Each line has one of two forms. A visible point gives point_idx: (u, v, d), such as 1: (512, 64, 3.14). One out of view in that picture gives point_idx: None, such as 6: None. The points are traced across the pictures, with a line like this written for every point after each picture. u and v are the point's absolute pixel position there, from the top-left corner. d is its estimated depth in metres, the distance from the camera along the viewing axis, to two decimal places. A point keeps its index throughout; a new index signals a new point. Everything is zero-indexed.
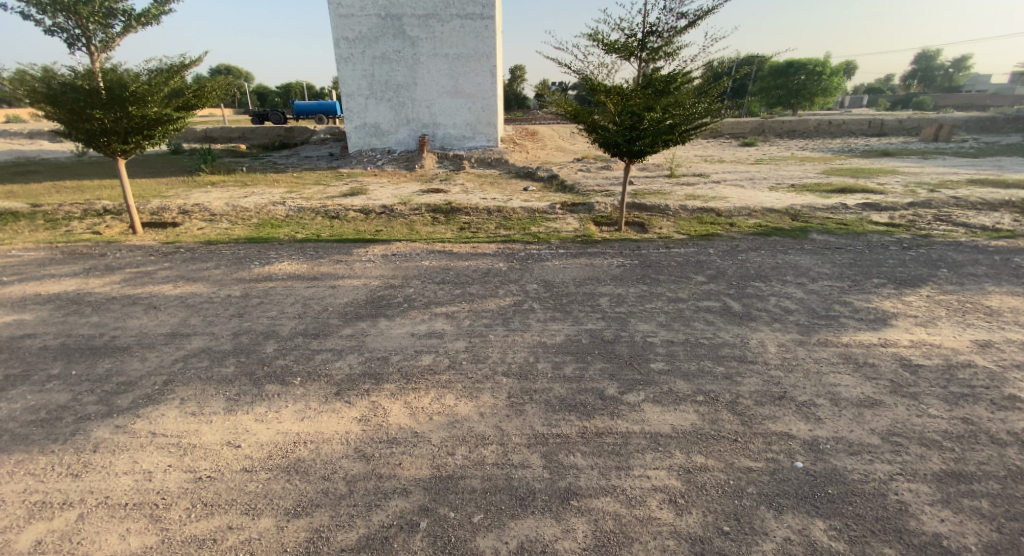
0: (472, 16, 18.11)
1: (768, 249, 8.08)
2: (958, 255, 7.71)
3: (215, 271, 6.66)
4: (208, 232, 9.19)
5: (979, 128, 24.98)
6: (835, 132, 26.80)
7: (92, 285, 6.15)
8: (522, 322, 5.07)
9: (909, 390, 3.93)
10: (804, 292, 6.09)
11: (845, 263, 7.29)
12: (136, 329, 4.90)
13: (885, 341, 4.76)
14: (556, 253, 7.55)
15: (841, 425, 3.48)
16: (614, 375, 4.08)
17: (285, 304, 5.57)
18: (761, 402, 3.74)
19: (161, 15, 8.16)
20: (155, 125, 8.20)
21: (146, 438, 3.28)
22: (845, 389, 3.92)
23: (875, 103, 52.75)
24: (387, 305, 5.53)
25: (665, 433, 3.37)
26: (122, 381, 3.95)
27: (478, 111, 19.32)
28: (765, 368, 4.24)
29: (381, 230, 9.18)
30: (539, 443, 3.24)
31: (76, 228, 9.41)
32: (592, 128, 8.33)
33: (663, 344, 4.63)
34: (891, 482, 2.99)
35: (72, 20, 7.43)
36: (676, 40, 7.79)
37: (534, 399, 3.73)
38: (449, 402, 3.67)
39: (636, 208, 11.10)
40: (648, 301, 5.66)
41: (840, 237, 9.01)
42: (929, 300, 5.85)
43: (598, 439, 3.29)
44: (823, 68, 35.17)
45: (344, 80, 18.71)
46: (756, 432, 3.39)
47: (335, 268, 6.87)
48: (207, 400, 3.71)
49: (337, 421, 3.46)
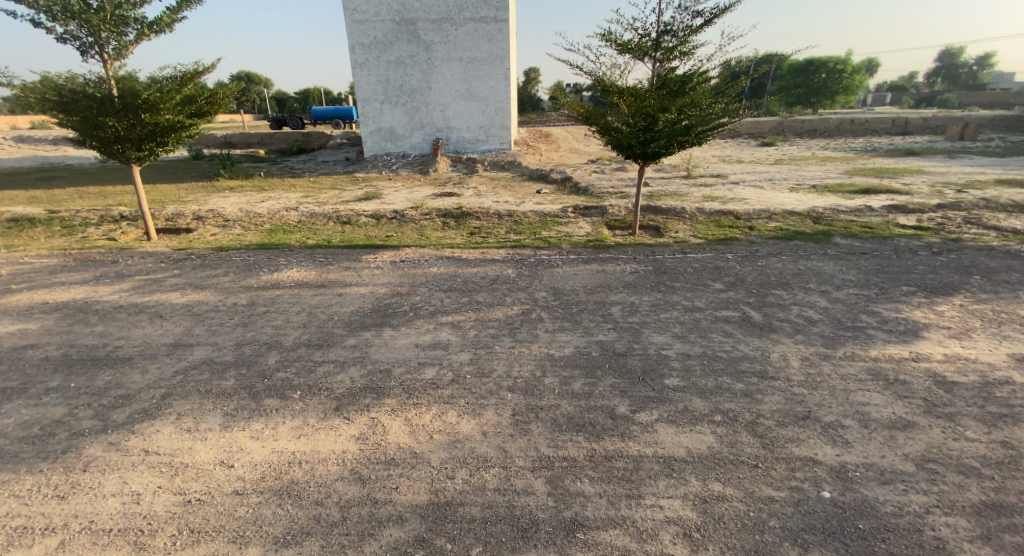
0: (486, 19, 18.00)
1: (789, 254, 7.76)
2: (992, 261, 7.31)
3: (224, 278, 6.62)
4: (220, 237, 9.21)
5: (1010, 126, 24.06)
6: (856, 131, 26.10)
7: (101, 293, 6.14)
8: (530, 332, 4.90)
9: (944, 410, 3.64)
10: (828, 301, 5.80)
11: (871, 270, 6.96)
12: (140, 339, 4.85)
13: (916, 355, 4.47)
14: (567, 259, 7.36)
15: (871, 449, 3.23)
16: (625, 391, 3.87)
17: (290, 312, 5.48)
18: (784, 422, 3.51)
19: (173, 23, 8.20)
20: (168, 132, 8.22)
21: (138, 456, 3.20)
22: (874, 409, 3.65)
23: (895, 103, 51.32)
24: (393, 314, 5.40)
25: (680, 457, 3.16)
26: (120, 395, 3.89)
27: (491, 114, 19.21)
28: (788, 385, 3.99)
29: (391, 235, 9.10)
30: (544, 467, 3.06)
31: (91, 234, 9.52)
32: (605, 130, 8.13)
33: (678, 358, 4.41)
34: (927, 515, 2.73)
35: (84, 29, 7.49)
36: (692, 39, 7.55)
37: (541, 417, 3.55)
38: (451, 419, 3.51)
39: (651, 211, 10.83)
40: (663, 311, 5.43)
41: (865, 241, 8.64)
42: (963, 310, 5.51)
43: (607, 463, 3.10)
44: (843, 66, 34.46)
45: (359, 84, 18.79)
46: (778, 457, 3.16)
47: (343, 275, 6.79)
48: (203, 415, 3.61)
49: (336, 439, 3.32)
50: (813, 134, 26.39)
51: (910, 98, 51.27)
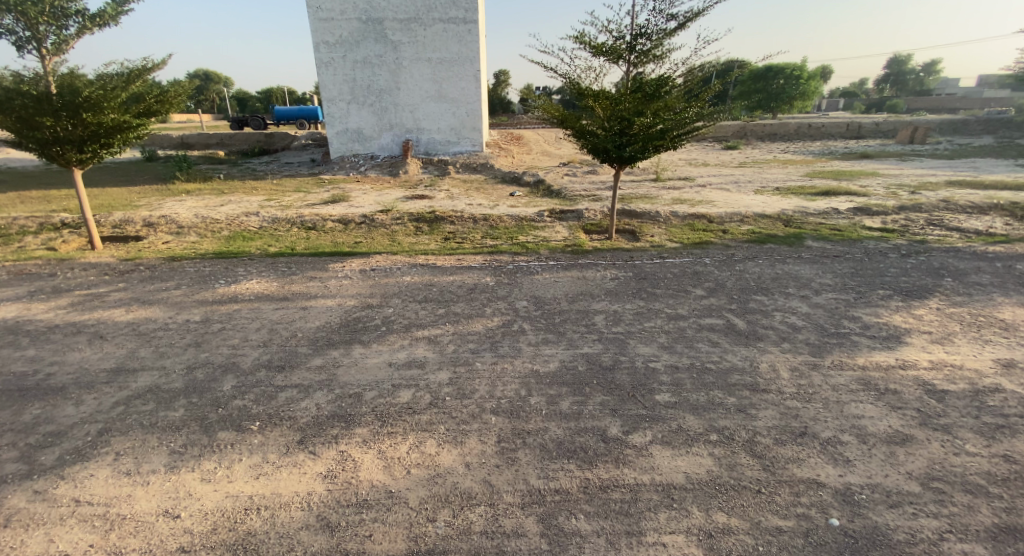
0: (454, 20, 17.68)
1: (767, 258, 7.73)
2: (959, 262, 7.44)
3: (175, 292, 6.11)
4: (173, 246, 8.59)
5: (956, 130, 25.25)
6: (815, 134, 26.94)
7: (35, 311, 5.55)
8: (512, 346, 4.61)
9: (940, 421, 3.56)
10: (809, 306, 5.73)
11: (847, 273, 6.98)
12: (76, 365, 4.33)
13: (903, 363, 4.40)
14: (546, 265, 7.11)
15: (873, 468, 3.09)
16: (616, 409, 3.64)
17: (249, 330, 5.04)
18: (781, 440, 3.34)
19: (119, 15, 7.58)
20: (114, 133, 7.57)
21: (67, 508, 2.77)
22: (870, 423, 3.53)
23: (849, 107, 53.69)
24: (363, 329, 5.02)
25: (679, 484, 2.94)
26: (49, 432, 3.41)
27: (461, 116, 18.85)
28: (780, 398, 3.83)
29: (361, 242, 8.67)
30: (535, 503, 2.79)
31: (28, 244, 8.73)
32: (580, 134, 7.91)
33: (666, 371, 4.21)
34: (942, 542, 2.59)
35: (20, 22, 6.81)
36: (666, 42, 7.44)
37: (528, 443, 3.28)
38: (430, 450, 3.21)
39: (625, 214, 10.70)
40: (647, 319, 5.24)
41: (836, 243, 8.72)
42: (941, 313, 5.53)
43: (603, 495, 2.85)
44: (800, 72, 35.71)
45: (323, 84, 18.14)
46: (781, 480, 2.98)
47: (308, 286, 6.35)
48: (146, 455, 3.19)
49: (300, 479, 2.98)
50: (775, 137, 27.09)
51: (864, 103, 53.18)
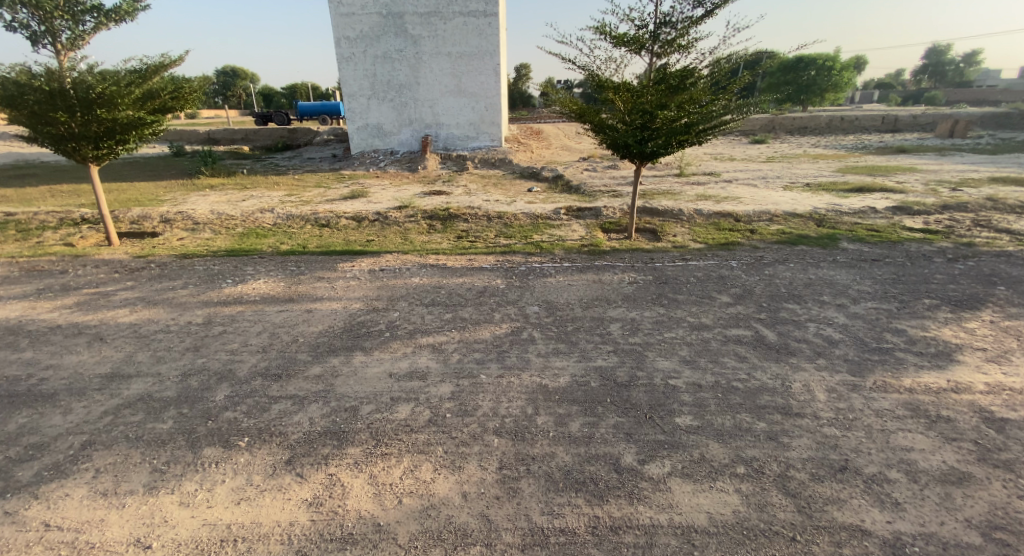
0: (475, 13, 17.38)
1: (798, 261, 7.24)
2: (1011, 269, 6.85)
3: (181, 291, 5.98)
4: (186, 243, 8.52)
5: (1000, 123, 23.89)
6: (847, 128, 25.83)
7: (39, 310, 5.47)
8: (520, 357, 4.31)
9: (1001, 457, 3.16)
10: (847, 316, 5.28)
11: (888, 279, 6.46)
12: (71, 370, 4.19)
13: (956, 385, 3.96)
14: (561, 267, 6.78)
15: (927, 514, 2.73)
16: (631, 434, 3.32)
17: (249, 334, 4.86)
18: (818, 476, 2.97)
19: (135, 11, 7.50)
20: (128, 129, 7.48)
21: (35, 533, 2.61)
22: (920, 458, 3.14)
23: (885, 100, 51.44)
24: (367, 334, 4.80)
25: (701, 527, 2.63)
26: (32, 444, 3.27)
27: (481, 110, 18.55)
28: (816, 425, 3.44)
29: (372, 240, 8.46)
30: (537, 546, 2.52)
31: (47, 239, 8.79)
32: (599, 128, 7.52)
33: (688, 390, 3.85)
34: None
35: (35, 17, 6.76)
36: (692, 31, 6.98)
37: (532, 471, 2.99)
38: (425, 476, 2.94)
39: (646, 212, 10.25)
40: (667, 329, 4.89)
41: (874, 246, 8.15)
42: (994, 327, 5.01)
43: (614, 539, 2.56)
44: (833, 63, 34.37)
45: (344, 80, 18.03)
46: (819, 526, 2.65)
47: (314, 287, 6.16)
48: (126, 473, 3.01)
49: (284, 506, 2.75)
50: (805, 131, 26.08)
51: (901, 96, 50.97)
